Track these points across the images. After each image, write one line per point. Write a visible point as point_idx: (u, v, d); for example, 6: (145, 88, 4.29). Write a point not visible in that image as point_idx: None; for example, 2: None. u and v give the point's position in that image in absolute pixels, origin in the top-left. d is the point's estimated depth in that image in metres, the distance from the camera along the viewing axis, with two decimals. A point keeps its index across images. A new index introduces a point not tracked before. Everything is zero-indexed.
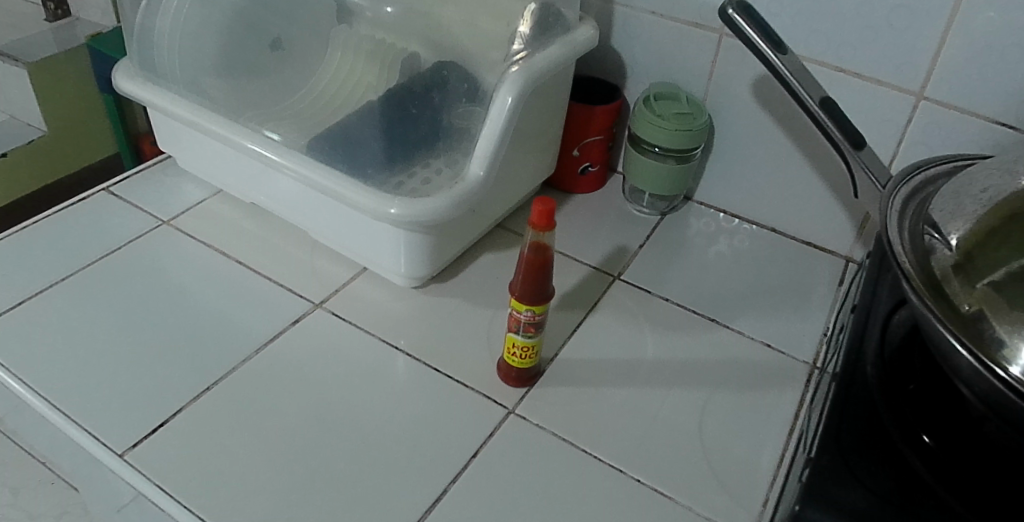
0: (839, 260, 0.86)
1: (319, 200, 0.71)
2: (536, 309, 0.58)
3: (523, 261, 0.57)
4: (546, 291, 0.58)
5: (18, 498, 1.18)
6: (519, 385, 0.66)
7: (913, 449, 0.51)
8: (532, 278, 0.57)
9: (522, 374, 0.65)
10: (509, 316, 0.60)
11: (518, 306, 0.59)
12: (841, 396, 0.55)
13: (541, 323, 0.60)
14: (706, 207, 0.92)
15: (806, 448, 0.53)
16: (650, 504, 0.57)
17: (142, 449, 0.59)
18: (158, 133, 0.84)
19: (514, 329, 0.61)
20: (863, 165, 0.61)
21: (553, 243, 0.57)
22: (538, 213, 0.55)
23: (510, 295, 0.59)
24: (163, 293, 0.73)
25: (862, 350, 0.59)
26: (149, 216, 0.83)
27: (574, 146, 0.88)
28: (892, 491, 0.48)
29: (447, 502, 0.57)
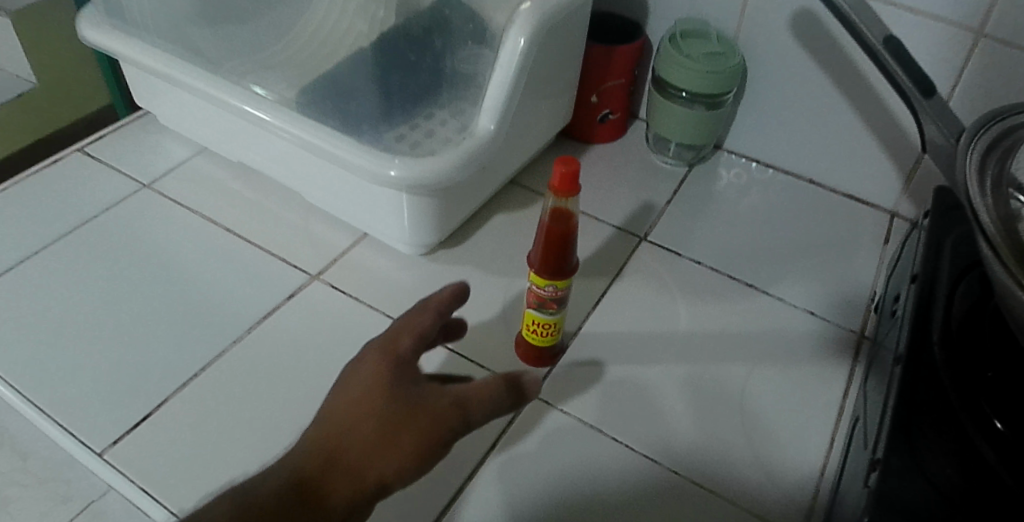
0: (883, 215, 0.78)
1: (311, 160, 0.64)
2: (560, 284, 0.52)
3: (543, 231, 0.50)
4: (569, 264, 0.51)
5: None
6: (540, 365, 0.60)
7: (988, 438, 0.44)
8: (554, 251, 0.50)
9: (543, 351, 0.59)
10: (529, 291, 0.54)
11: (538, 281, 0.52)
12: (905, 385, 0.47)
13: (564, 299, 0.54)
14: (736, 156, 0.85)
15: (867, 448, 0.47)
16: (690, 501, 0.52)
17: (123, 447, 0.54)
18: (132, 87, 0.76)
19: (533, 306, 0.55)
20: (935, 121, 0.50)
21: (576, 211, 0.50)
22: (558, 176, 0.47)
23: (529, 269, 0.52)
24: (144, 265, 0.67)
25: (927, 328, 0.50)
26: (128, 179, 0.75)
27: (592, 92, 0.80)
28: (969, 492, 0.42)
29: (465, 502, 0.51)
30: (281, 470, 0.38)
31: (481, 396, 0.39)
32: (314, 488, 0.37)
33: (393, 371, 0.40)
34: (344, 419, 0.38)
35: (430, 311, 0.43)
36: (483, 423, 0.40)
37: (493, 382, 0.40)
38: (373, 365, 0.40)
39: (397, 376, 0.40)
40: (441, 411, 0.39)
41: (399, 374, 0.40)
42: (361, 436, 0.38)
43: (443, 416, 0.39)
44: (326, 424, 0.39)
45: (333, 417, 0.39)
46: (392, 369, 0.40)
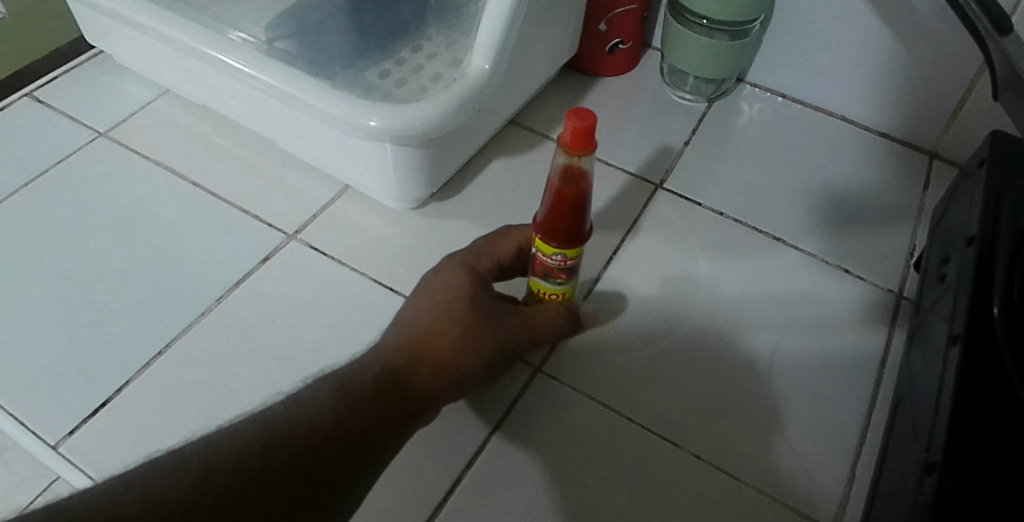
0: (923, 156, 0.70)
1: (281, 106, 0.56)
2: (569, 253, 0.46)
3: (550, 193, 0.43)
4: (580, 231, 0.44)
5: None
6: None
7: None
8: (563, 217, 0.43)
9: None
10: (535, 259, 0.48)
11: (545, 249, 0.46)
12: (964, 377, 0.40)
13: (574, 268, 0.48)
14: (760, 89, 0.76)
15: (916, 450, 0.41)
16: (707, 488, 0.49)
17: (80, 437, 0.49)
18: (80, 22, 0.67)
19: (539, 275, 0.48)
20: (1009, 59, 0.42)
21: (592, 171, 0.42)
22: (572, 130, 0.40)
23: (535, 235, 0.46)
24: (101, 227, 0.60)
25: (988, 305, 0.44)
26: (82, 127, 0.68)
27: (600, 19, 0.71)
28: None
29: (464, 491, 0.48)
30: (374, 359, 0.42)
31: (551, 315, 0.50)
32: (407, 379, 0.42)
33: (482, 287, 0.46)
34: (439, 324, 0.44)
35: (510, 246, 0.50)
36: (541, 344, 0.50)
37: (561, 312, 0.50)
38: (465, 280, 0.46)
39: (485, 294, 0.46)
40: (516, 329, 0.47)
41: (486, 290, 0.46)
42: (454, 339, 0.44)
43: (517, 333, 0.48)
44: (419, 325, 0.44)
45: (431, 321, 0.44)
46: (481, 287, 0.46)
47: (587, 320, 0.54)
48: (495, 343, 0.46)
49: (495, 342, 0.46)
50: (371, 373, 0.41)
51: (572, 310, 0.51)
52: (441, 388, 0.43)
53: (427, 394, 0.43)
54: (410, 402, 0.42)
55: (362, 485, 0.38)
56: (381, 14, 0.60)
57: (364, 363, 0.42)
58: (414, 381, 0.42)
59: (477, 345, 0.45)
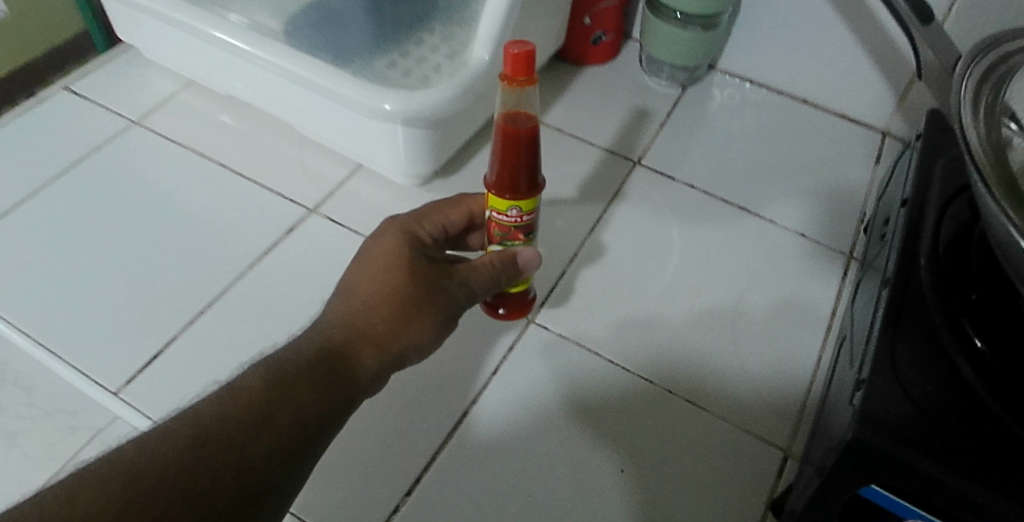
0: (875, 134, 0.78)
1: (301, 92, 0.63)
2: (524, 204, 0.49)
3: (499, 142, 0.47)
4: (533, 178, 0.48)
5: None
6: (517, 318, 0.60)
7: (969, 356, 0.45)
8: (516, 160, 0.47)
9: (516, 302, 0.59)
10: (492, 222, 0.51)
11: (500, 205, 0.49)
12: (890, 315, 0.48)
13: (529, 226, 0.51)
14: (730, 76, 0.84)
15: (852, 374, 0.48)
16: (680, 418, 0.56)
17: (137, 385, 0.56)
18: (113, 19, 0.73)
19: (495, 240, 0.52)
20: (931, 45, 0.49)
21: (535, 111, 0.46)
22: (510, 65, 0.43)
23: (488, 192, 0.49)
24: (140, 204, 0.67)
25: (915, 256, 0.51)
26: (116, 115, 0.75)
27: (586, 13, 0.78)
28: (949, 410, 0.43)
29: (472, 420, 0.56)
30: (309, 338, 0.44)
31: (481, 272, 0.49)
32: (341, 354, 0.44)
33: (420, 255, 0.49)
34: (374, 297, 0.46)
35: (462, 211, 0.54)
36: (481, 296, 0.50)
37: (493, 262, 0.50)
38: (401, 248, 0.48)
39: (419, 262, 0.48)
40: (454, 293, 0.48)
41: (425, 257, 0.49)
42: (386, 311, 0.46)
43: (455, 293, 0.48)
44: (354, 300, 0.46)
45: (368, 298, 0.46)
46: (419, 254, 0.49)
47: (525, 267, 0.51)
48: (433, 310, 0.47)
49: (432, 309, 0.47)
50: (309, 352, 0.43)
51: (500, 261, 0.50)
52: (378, 361, 0.45)
53: (364, 366, 0.45)
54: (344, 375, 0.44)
55: (317, 452, 0.41)
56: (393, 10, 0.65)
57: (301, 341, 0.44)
58: (348, 355, 0.44)
59: (415, 314, 0.46)
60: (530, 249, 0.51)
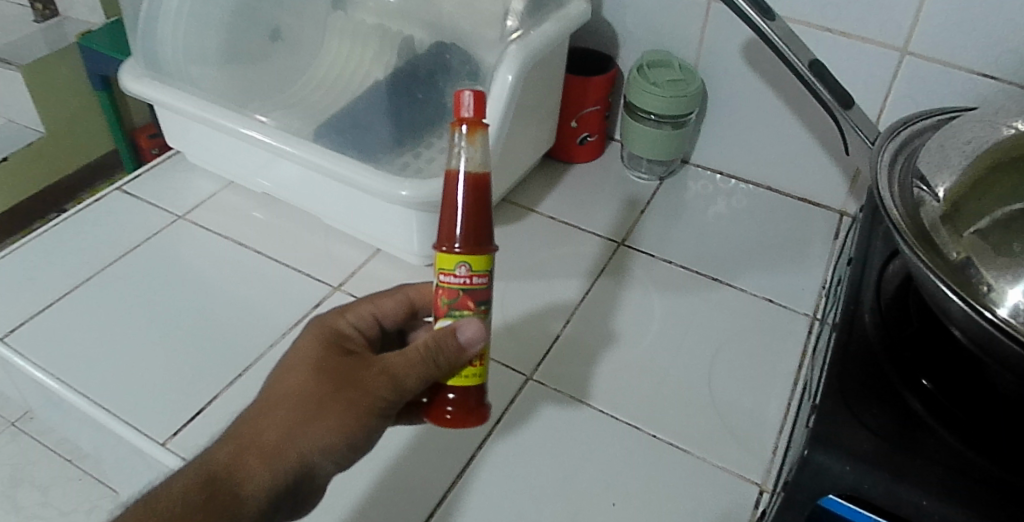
0: (833, 214, 0.88)
1: (328, 184, 0.73)
2: (474, 262, 0.46)
3: (450, 192, 0.47)
4: (482, 232, 0.46)
5: (49, 496, 1.40)
6: (467, 424, 0.50)
7: (914, 392, 0.52)
8: (467, 207, 0.46)
9: (463, 403, 0.50)
10: (440, 287, 0.47)
11: (448, 263, 0.46)
12: (838, 353, 0.55)
13: (482, 297, 0.48)
14: (703, 168, 0.95)
15: (809, 405, 0.54)
16: (666, 457, 0.62)
17: (181, 438, 0.63)
18: (166, 129, 0.85)
19: (444, 312, 0.48)
20: (857, 125, 0.63)
21: (489, 160, 0.47)
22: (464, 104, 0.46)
23: (437, 249, 0.47)
24: (184, 286, 0.77)
25: (859, 298, 0.60)
26: (164, 211, 0.85)
27: (572, 117, 0.90)
28: (895, 432, 0.49)
29: (480, 463, 0.62)
30: (203, 460, 0.46)
31: (406, 359, 0.47)
32: (228, 472, 0.45)
33: (335, 352, 0.50)
34: (269, 408, 0.47)
35: (393, 301, 0.57)
36: (413, 384, 0.47)
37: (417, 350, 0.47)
38: (315, 349, 0.50)
39: (326, 364, 0.49)
40: (373, 385, 0.47)
41: (341, 353, 0.50)
42: (281, 419, 0.46)
43: (374, 385, 0.47)
44: (253, 413, 0.48)
45: (260, 414, 0.47)
46: (332, 352, 0.50)
47: (470, 345, 0.47)
48: (342, 411, 0.47)
49: (342, 408, 0.47)
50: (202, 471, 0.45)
51: (433, 338, 0.47)
52: (272, 471, 0.45)
53: (256, 480, 0.45)
54: (231, 492, 0.45)
55: None
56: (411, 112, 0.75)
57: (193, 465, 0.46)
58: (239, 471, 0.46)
59: (317, 417, 0.46)
60: (476, 322, 0.47)
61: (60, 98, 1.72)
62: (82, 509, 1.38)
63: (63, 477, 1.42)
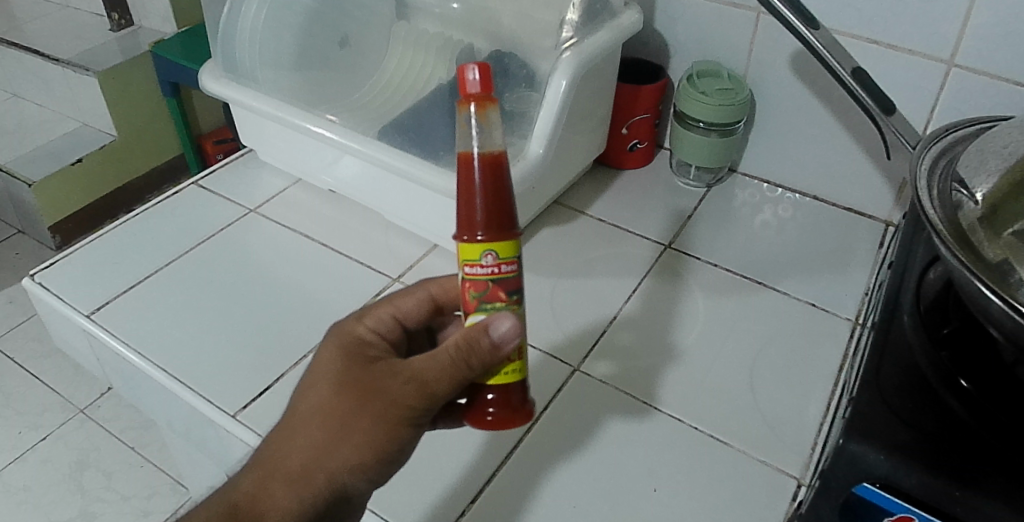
0: (879, 224, 0.89)
1: (390, 180, 0.78)
2: (500, 248, 0.46)
3: (466, 177, 0.47)
4: (505, 215, 0.46)
5: (112, 480, 1.47)
6: (513, 425, 0.51)
7: (952, 391, 0.53)
8: (487, 191, 0.46)
9: (505, 403, 0.51)
10: (467, 280, 0.47)
11: (474, 253, 0.46)
12: (876, 354, 0.57)
13: (511, 285, 0.47)
14: (750, 178, 0.97)
15: (847, 402, 0.56)
16: (706, 448, 0.65)
17: (251, 410, 0.68)
18: (240, 128, 0.91)
19: (476, 306, 0.48)
20: (898, 132, 0.66)
21: (501, 140, 0.47)
22: (464, 84, 0.46)
23: (458, 239, 0.47)
24: (255, 275, 0.83)
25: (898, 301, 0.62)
26: (238, 205, 0.93)
27: (623, 124, 0.93)
28: (933, 429, 0.51)
29: (525, 447, 0.65)
30: (230, 488, 0.49)
31: (436, 363, 0.47)
32: (255, 500, 0.48)
33: (357, 361, 0.51)
34: (293, 430, 0.49)
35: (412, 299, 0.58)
36: (443, 391, 0.48)
37: (444, 359, 0.47)
38: (336, 360, 0.51)
39: (349, 376, 0.50)
40: (402, 394, 0.48)
41: (365, 360, 0.51)
42: (307, 439, 0.48)
43: (403, 396, 0.48)
44: (279, 434, 0.50)
45: (286, 437, 0.49)
46: (355, 360, 0.51)
47: (503, 343, 0.46)
48: (371, 424, 0.48)
49: (371, 422, 0.48)
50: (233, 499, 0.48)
51: (465, 339, 0.46)
52: (301, 494, 0.48)
53: (285, 504, 0.48)
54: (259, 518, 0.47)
55: None
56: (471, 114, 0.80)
57: (221, 495, 0.48)
58: (267, 494, 0.48)
59: (344, 434, 0.48)
60: (509, 316, 0.46)
61: (133, 102, 1.82)
62: (144, 493, 1.45)
63: (126, 462, 1.50)
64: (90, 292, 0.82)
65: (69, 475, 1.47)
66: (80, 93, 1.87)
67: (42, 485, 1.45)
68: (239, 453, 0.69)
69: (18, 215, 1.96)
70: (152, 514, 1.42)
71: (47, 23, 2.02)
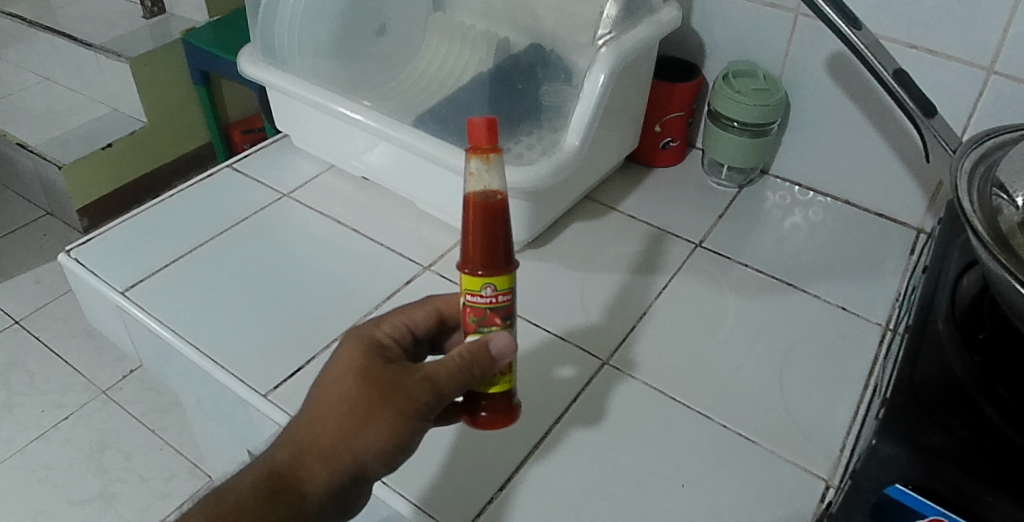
0: (910, 230, 0.88)
1: (425, 167, 0.79)
2: (497, 282, 0.49)
3: (468, 216, 0.49)
4: (503, 254, 0.49)
5: (132, 461, 1.49)
6: (498, 427, 0.54)
7: (988, 398, 0.53)
8: (487, 231, 0.48)
9: (496, 408, 0.54)
10: (466, 307, 0.50)
11: (473, 284, 0.49)
12: (909, 358, 0.57)
13: (507, 310, 0.51)
14: (781, 180, 0.96)
15: (879, 405, 0.56)
16: (734, 446, 0.65)
17: (282, 390, 0.69)
18: (276, 113, 0.92)
19: (473, 326, 0.51)
20: (939, 135, 0.65)
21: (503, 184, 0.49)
22: (477, 133, 0.47)
23: (461, 272, 0.49)
24: (286, 260, 0.84)
25: (932, 305, 0.61)
26: (271, 189, 0.95)
27: (656, 122, 0.93)
28: (969, 434, 0.50)
29: (553, 437, 0.65)
30: (263, 460, 0.48)
31: (446, 366, 0.48)
32: (283, 481, 0.47)
33: (376, 357, 0.51)
34: (318, 416, 0.48)
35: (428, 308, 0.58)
36: (455, 391, 0.49)
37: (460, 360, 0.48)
38: (356, 353, 0.51)
39: (370, 368, 0.49)
40: (418, 391, 0.48)
41: (382, 358, 0.51)
42: (331, 425, 0.48)
43: (419, 392, 0.48)
44: (302, 420, 0.49)
45: (310, 422, 0.48)
46: (374, 357, 0.51)
47: (501, 357, 0.49)
48: (389, 418, 0.48)
49: (390, 417, 0.48)
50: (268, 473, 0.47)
51: (468, 351, 0.49)
52: (330, 476, 0.47)
53: (314, 484, 0.47)
54: (286, 498, 0.46)
55: None
56: (507, 106, 0.81)
57: (255, 469, 0.47)
58: (295, 473, 0.47)
59: (365, 422, 0.48)
60: (504, 333, 0.50)
61: (164, 90, 1.84)
62: (162, 476, 1.47)
63: (146, 445, 1.52)
64: (125, 269, 0.83)
65: (90, 455, 1.49)
66: (113, 78, 1.90)
67: (62, 464, 1.47)
68: (269, 432, 0.70)
69: (47, 197, 1.99)
70: (170, 497, 1.43)
71: (82, 9, 2.06)
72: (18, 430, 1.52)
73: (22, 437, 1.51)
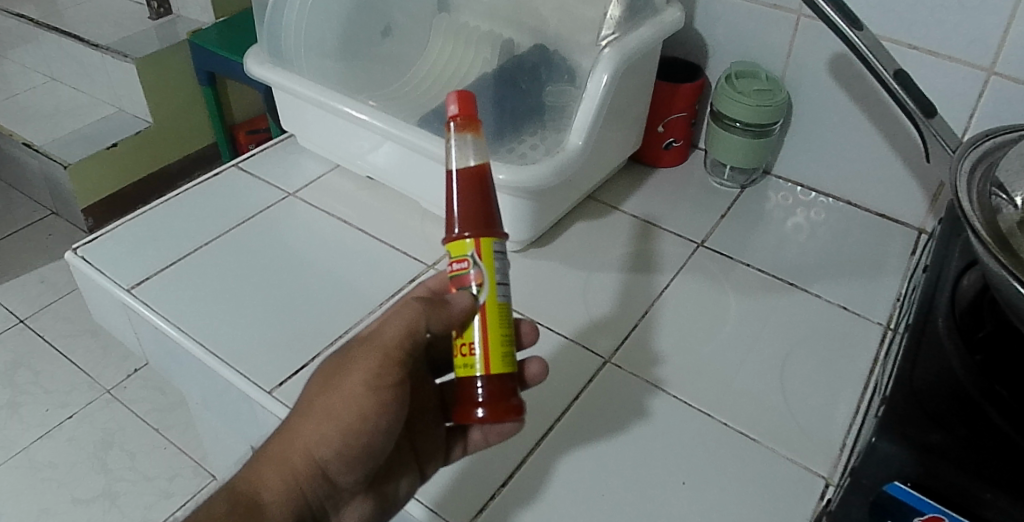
0: (912, 231, 0.89)
1: (429, 166, 0.79)
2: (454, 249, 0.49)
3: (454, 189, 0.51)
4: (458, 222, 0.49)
5: (136, 461, 1.50)
6: (497, 414, 0.49)
7: (987, 397, 0.53)
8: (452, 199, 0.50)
9: (490, 392, 0.49)
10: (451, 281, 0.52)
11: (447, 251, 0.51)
12: (909, 356, 0.57)
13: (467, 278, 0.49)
14: (784, 181, 0.97)
15: (880, 403, 0.56)
16: (734, 444, 0.65)
17: (287, 387, 0.70)
18: (282, 112, 0.93)
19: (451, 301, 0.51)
20: (939, 136, 0.66)
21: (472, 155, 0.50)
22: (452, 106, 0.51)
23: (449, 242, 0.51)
24: (291, 259, 0.85)
25: (932, 303, 0.62)
26: (277, 189, 0.96)
27: (659, 122, 0.94)
28: (969, 432, 0.50)
29: (556, 434, 0.66)
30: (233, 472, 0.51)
31: (389, 332, 0.51)
32: (245, 486, 0.49)
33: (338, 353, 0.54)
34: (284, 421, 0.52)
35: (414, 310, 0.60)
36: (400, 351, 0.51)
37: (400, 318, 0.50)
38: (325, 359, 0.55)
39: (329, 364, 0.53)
40: (362, 359, 0.50)
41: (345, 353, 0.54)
42: (290, 422, 0.51)
43: (364, 361, 0.50)
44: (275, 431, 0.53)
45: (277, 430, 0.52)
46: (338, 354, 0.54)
47: (454, 307, 0.48)
48: (332, 403, 0.50)
49: (332, 401, 0.50)
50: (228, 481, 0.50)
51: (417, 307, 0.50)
52: (288, 471, 0.50)
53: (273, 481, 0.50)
54: (247, 499, 0.49)
55: None
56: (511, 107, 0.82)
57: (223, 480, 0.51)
58: (257, 478, 0.50)
59: (315, 407, 0.50)
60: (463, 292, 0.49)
61: (170, 90, 1.86)
62: (166, 475, 1.48)
63: (150, 444, 1.53)
64: (131, 267, 0.84)
65: (94, 453, 1.50)
66: (119, 79, 1.91)
67: (67, 463, 1.48)
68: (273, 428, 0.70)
69: (53, 197, 2.00)
70: (174, 496, 1.45)
71: (88, 10, 2.07)
72: (23, 428, 1.53)
73: (27, 436, 1.52)
